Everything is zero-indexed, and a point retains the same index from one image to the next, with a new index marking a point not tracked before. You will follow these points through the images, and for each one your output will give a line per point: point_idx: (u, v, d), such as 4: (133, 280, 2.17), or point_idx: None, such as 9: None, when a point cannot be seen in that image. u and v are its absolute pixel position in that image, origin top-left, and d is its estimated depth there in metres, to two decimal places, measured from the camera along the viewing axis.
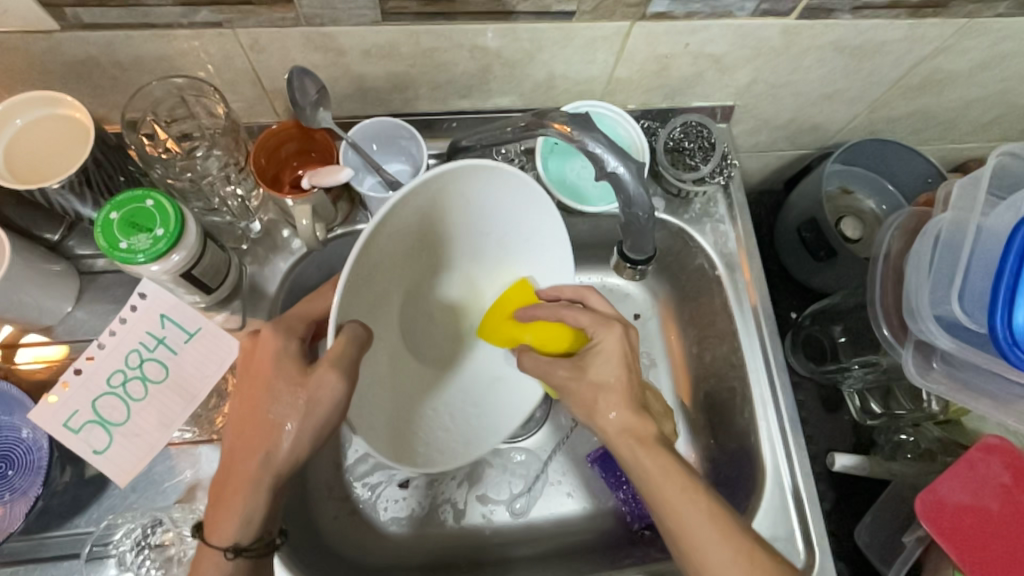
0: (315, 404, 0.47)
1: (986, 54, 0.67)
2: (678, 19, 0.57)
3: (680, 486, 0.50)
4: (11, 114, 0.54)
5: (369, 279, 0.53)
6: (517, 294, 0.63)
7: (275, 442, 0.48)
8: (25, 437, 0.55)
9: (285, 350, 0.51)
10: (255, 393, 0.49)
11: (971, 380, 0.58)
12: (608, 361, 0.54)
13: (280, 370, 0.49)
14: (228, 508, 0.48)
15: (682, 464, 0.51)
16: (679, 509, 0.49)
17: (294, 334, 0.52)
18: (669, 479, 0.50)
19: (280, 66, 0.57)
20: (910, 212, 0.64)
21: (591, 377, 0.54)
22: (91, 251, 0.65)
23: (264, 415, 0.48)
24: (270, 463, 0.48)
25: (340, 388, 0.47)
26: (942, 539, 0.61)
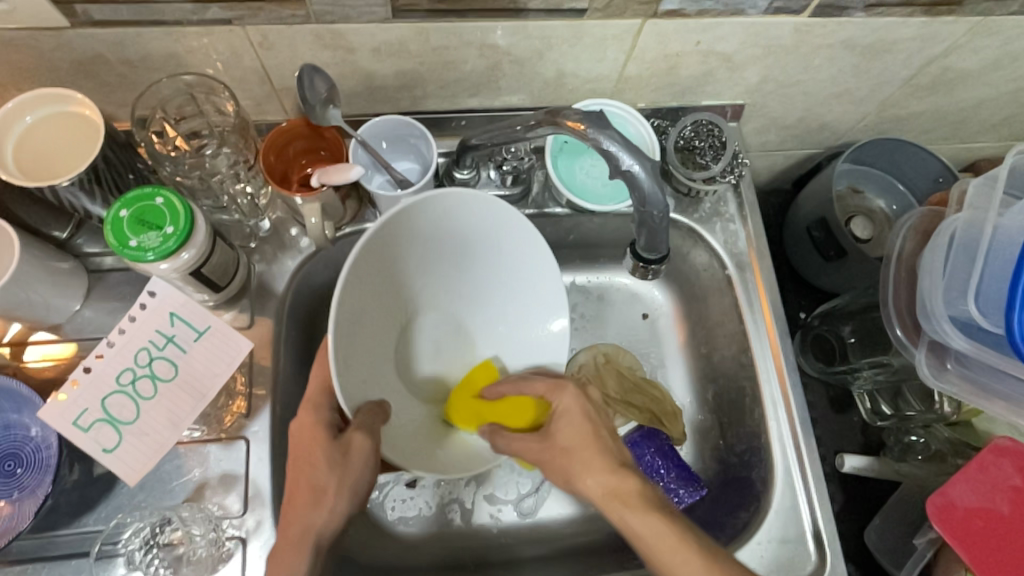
0: (352, 473, 0.52)
1: (999, 52, 0.67)
2: (690, 17, 0.57)
3: (665, 539, 0.48)
4: (22, 111, 0.53)
5: (362, 299, 0.57)
6: (480, 376, 0.64)
7: (315, 513, 0.51)
8: (34, 435, 0.55)
9: (319, 421, 0.53)
10: (295, 468, 0.52)
11: (986, 381, 0.57)
12: (570, 423, 0.54)
13: (312, 444, 0.52)
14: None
15: (662, 506, 0.50)
16: (670, 559, 0.48)
17: (325, 407, 0.54)
18: (651, 531, 0.49)
19: (290, 63, 0.57)
20: (923, 211, 0.63)
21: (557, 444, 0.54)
22: (100, 249, 0.65)
23: (304, 488, 0.51)
24: (310, 535, 0.50)
25: (370, 451, 0.52)
26: (953, 541, 0.61)
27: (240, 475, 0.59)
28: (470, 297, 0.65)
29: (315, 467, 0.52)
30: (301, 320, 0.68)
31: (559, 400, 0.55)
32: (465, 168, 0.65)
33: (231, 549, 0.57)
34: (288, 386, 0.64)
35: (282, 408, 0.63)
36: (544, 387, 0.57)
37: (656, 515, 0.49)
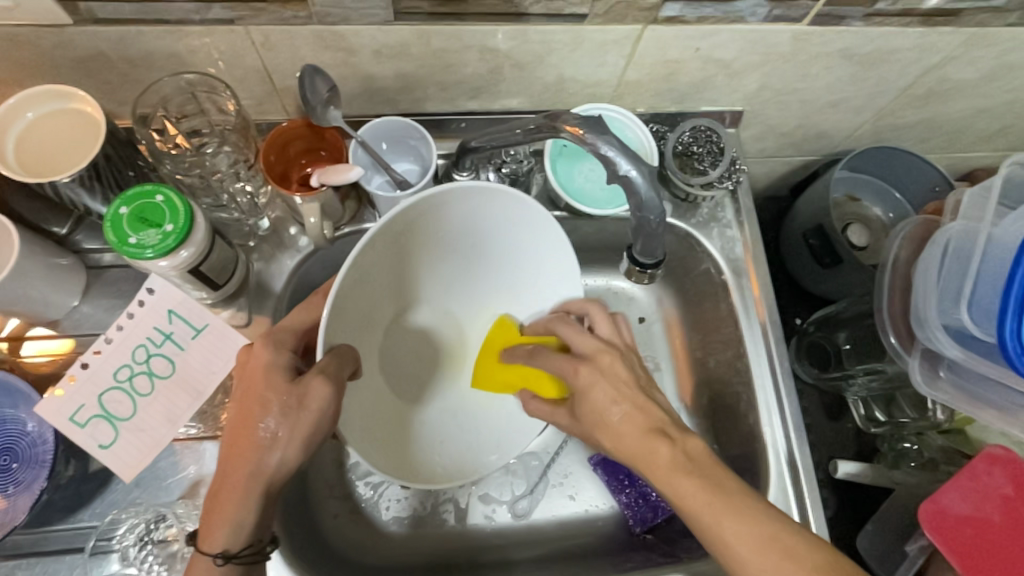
0: (305, 422, 0.48)
1: (996, 63, 0.67)
2: (689, 24, 0.57)
3: (704, 499, 0.45)
4: (23, 107, 0.53)
5: (364, 287, 0.58)
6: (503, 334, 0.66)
7: (264, 454, 0.48)
8: (31, 431, 0.56)
9: (277, 363, 0.50)
10: (245, 407, 0.49)
11: (977, 389, 0.58)
12: (615, 378, 0.53)
13: (267, 381, 0.49)
14: (215, 517, 0.47)
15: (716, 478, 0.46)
16: (712, 522, 0.45)
17: (285, 346, 0.52)
18: (693, 489, 0.46)
19: (291, 63, 0.57)
20: (917, 220, 0.64)
21: (590, 400, 0.53)
22: (98, 246, 0.65)
23: (252, 429, 0.48)
24: (259, 476, 0.48)
25: (330, 397, 0.49)
26: (944, 549, 0.61)
27: None
28: (466, 285, 0.67)
29: (267, 407, 0.49)
30: None
31: (601, 360, 0.54)
32: (465, 171, 0.65)
33: None
34: None
35: None
36: (564, 362, 0.56)
37: (699, 478, 0.46)
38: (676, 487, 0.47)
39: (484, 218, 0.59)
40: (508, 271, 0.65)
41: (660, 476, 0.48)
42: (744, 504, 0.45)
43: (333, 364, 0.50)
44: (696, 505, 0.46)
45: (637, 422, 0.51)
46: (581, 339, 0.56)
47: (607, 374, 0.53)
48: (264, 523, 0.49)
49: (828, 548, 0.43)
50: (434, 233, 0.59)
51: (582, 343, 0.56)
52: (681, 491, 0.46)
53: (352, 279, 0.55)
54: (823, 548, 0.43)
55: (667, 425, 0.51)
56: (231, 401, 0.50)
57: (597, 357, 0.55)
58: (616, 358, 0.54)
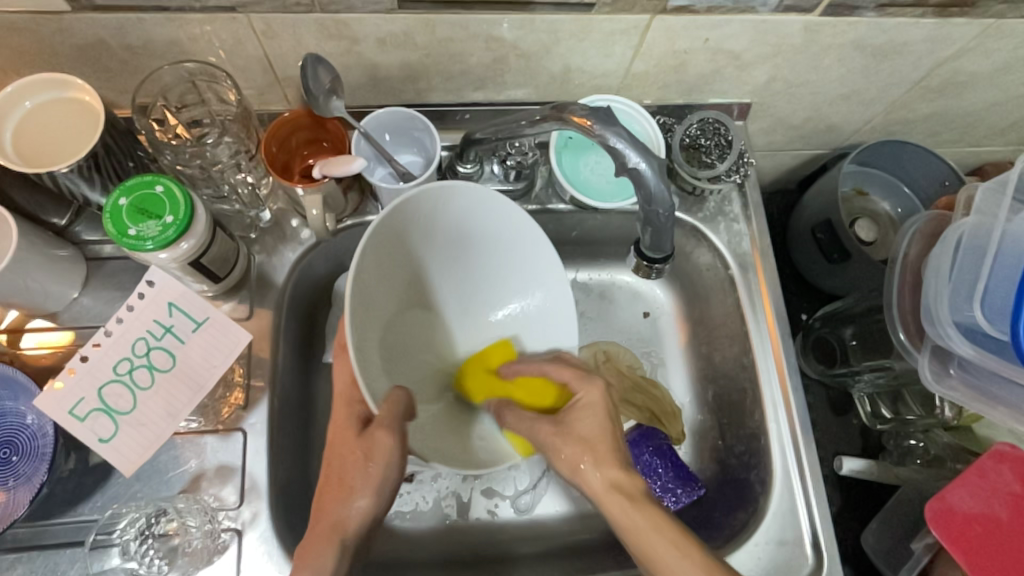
0: (375, 473, 0.52)
1: (1011, 55, 0.66)
2: (699, 13, 0.56)
3: (648, 528, 0.51)
4: (21, 96, 0.53)
5: (376, 286, 0.56)
6: (497, 351, 0.63)
7: (350, 505, 0.52)
8: (30, 423, 0.55)
9: (351, 418, 0.54)
10: (334, 467, 0.53)
11: (988, 387, 0.57)
12: (593, 418, 0.55)
13: (346, 438, 0.53)
14: (301, 571, 0.49)
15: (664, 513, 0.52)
16: (658, 558, 0.50)
17: (356, 401, 0.54)
18: (664, 547, 0.50)
19: (294, 52, 0.56)
20: (928, 215, 0.63)
21: (576, 433, 0.55)
22: (98, 237, 0.64)
23: (343, 486, 0.52)
24: (342, 528, 0.52)
25: (396, 447, 0.51)
26: (950, 546, 0.61)
27: (237, 468, 0.59)
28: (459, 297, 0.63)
29: (350, 463, 0.52)
30: (299, 313, 0.68)
31: (586, 393, 0.56)
32: (469, 163, 0.64)
33: (226, 541, 0.57)
34: (286, 378, 0.64)
35: (280, 399, 0.63)
36: (570, 375, 0.57)
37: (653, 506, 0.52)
38: (643, 543, 0.51)
39: (473, 212, 0.58)
40: (513, 273, 0.63)
41: (630, 529, 0.51)
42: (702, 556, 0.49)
43: (389, 415, 0.51)
44: (651, 542, 0.50)
45: (602, 477, 0.53)
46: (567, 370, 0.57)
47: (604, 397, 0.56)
48: (349, 572, 0.52)
49: None
50: (429, 233, 0.58)
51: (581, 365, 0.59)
52: (634, 528, 0.51)
53: (362, 269, 0.54)
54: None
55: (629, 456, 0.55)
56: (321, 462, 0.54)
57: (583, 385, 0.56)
58: (599, 389, 0.56)
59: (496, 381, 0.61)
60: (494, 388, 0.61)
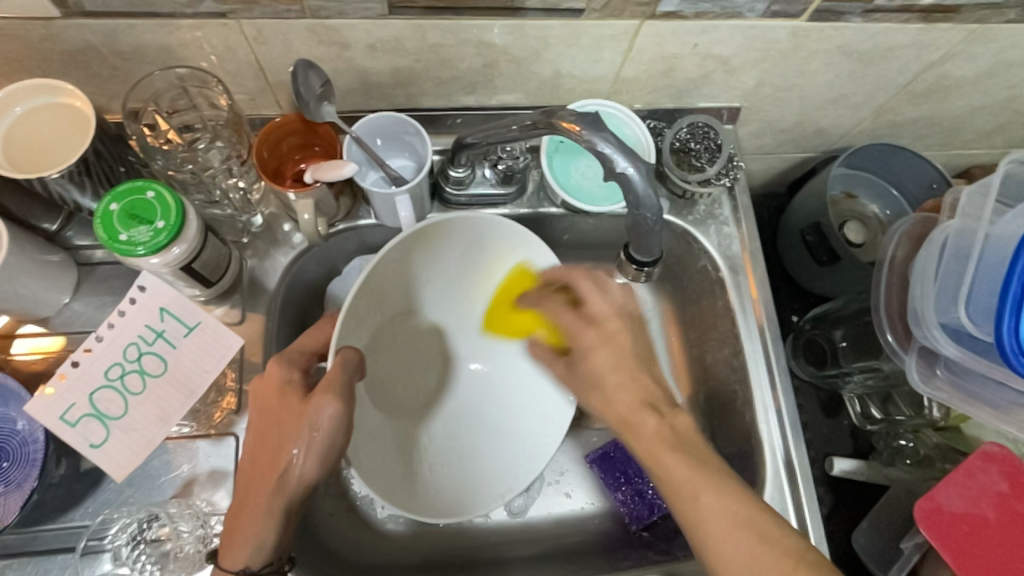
0: (318, 439, 0.49)
1: (995, 60, 0.67)
2: (687, 19, 0.56)
3: (686, 473, 0.49)
4: (11, 102, 0.53)
5: (380, 294, 0.63)
6: (521, 281, 0.66)
7: (289, 468, 0.50)
8: (21, 429, 0.55)
9: (290, 381, 0.52)
10: (268, 433, 0.51)
11: (973, 387, 0.58)
12: (614, 356, 0.56)
13: (283, 401, 0.51)
14: (242, 538, 0.50)
15: (700, 453, 0.50)
16: (691, 496, 0.48)
17: (296, 364, 0.53)
18: (677, 465, 0.49)
19: (285, 57, 0.57)
20: (914, 218, 0.63)
21: (591, 360, 0.57)
22: (90, 242, 0.64)
23: (279, 450, 0.50)
24: (284, 492, 0.50)
25: (340, 412, 0.50)
26: (940, 546, 0.62)
27: (228, 472, 0.59)
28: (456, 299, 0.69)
29: (288, 426, 0.50)
30: (291, 316, 0.68)
31: (613, 330, 0.57)
32: (460, 166, 0.65)
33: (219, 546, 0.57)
34: None
35: None
36: (573, 319, 0.59)
37: (682, 453, 0.50)
38: (680, 486, 0.49)
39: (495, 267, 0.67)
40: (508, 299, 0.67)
41: (644, 452, 0.52)
42: (714, 470, 0.49)
43: (338, 379, 0.50)
44: (681, 477, 0.49)
45: (631, 399, 0.54)
46: (598, 300, 0.58)
47: (613, 342, 0.57)
48: (290, 535, 0.52)
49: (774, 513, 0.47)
50: (445, 261, 0.65)
51: (594, 304, 0.58)
52: (669, 467, 0.50)
53: (373, 275, 0.60)
54: (777, 519, 0.46)
55: (659, 399, 0.54)
56: (247, 432, 0.52)
57: (608, 322, 0.57)
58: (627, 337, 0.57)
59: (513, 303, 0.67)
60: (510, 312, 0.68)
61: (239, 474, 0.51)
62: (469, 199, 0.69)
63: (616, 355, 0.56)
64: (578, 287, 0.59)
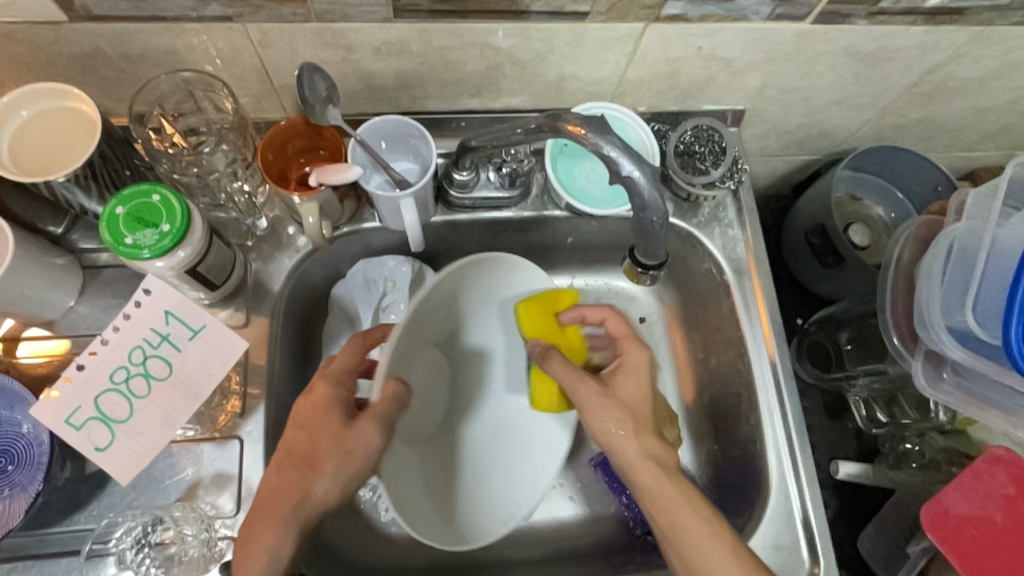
0: (354, 462, 0.52)
1: (1001, 62, 0.67)
2: (692, 21, 0.56)
3: (689, 519, 0.53)
4: (18, 105, 0.53)
5: (421, 326, 0.59)
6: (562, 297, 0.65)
7: (312, 486, 0.52)
8: (26, 432, 0.55)
9: (336, 400, 0.55)
10: (302, 448, 0.53)
11: (980, 390, 0.57)
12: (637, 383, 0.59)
13: (324, 421, 0.54)
14: (255, 550, 0.51)
15: (696, 495, 0.55)
16: (694, 543, 0.52)
17: (344, 384, 0.56)
18: (677, 501, 0.54)
19: (290, 61, 0.57)
20: (919, 220, 0.63)
21: (619, 395, 0.57)
22: (94, 245, 0.64)
23: (311, 467, 0.52)
24: (301, 509, 0.52)
25: (381, 438, 0.52)
26: (948, 551, 0.61)
27: (233, 475, 0.59)
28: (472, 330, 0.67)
29: (327, 445, 0.53)
30: (294, 319, 0.68)
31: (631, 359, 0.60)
32: (465, 169, 0.65)
33: (223, 549, 0.56)
34: (282, 385, 0.64)
35: (278, 408, 0.63)
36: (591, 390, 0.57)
37: (680, 490, 0.54)
38: (678, 526, 0.53)
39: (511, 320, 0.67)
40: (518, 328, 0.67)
41: (648, 486, 0.55)
42: (707, 512, 0.54)
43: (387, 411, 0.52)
44: (684, 522, 0.53)
45: (636, 451, 0.55)
46: (631, 385, 0.58)
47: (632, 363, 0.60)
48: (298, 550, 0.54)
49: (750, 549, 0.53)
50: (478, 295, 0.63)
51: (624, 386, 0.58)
52: (672, 505, 0.54)
53: (420, 311, 0.56)
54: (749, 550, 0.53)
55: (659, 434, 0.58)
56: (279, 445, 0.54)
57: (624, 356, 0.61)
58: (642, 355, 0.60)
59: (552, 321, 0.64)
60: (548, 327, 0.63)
61: (264, 480, 0.53)
62: (473, 202, 0.69)
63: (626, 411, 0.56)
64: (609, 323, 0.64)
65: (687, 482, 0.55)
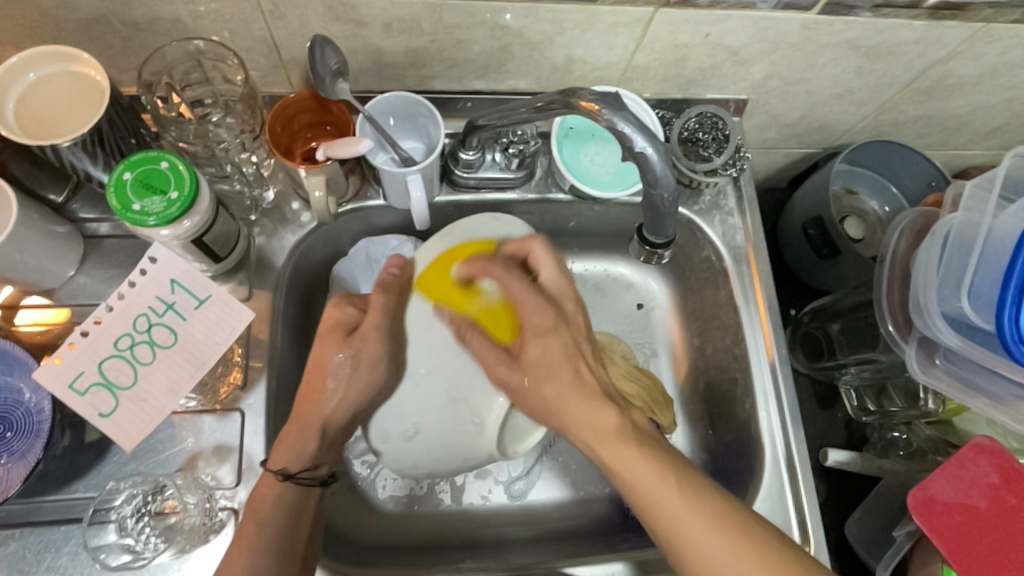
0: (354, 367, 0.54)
1: (998, 60, 0.68)
2: (701, 8, 0.57)
3: (647, 467, 0.49)
4: (25, 67, 0.52)
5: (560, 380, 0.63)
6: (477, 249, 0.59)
7: (339, 354, 0.55)
8: (27, 400, 0.55)
9: (345, 318, 0.56)
10: (317, 364, 0.56)
11: (971, 377, 0.59)
12: (547, 347, 0.54)
13: (334, 330, 0.56)
14: (288, 440, 0.55)
15: (654, 453, 0.50)
16: (658, 497, 0.48)
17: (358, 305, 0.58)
18: (640, 462, 0.50)
19: (300, 34, 0.57)
20: (916, 212, 0.65)
21: (528, 359, 0.54)
22: (95, 215, 0.64)
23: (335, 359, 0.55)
24: (319, 418, 0.55)
25: (381, 322, 0.56)
26: (932, 534, 0.62)
27: (235, 447, 0.59)
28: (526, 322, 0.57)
29: (334, 352, 0.55)
30: (297, 295, 0.68)
31: (541, 320, 0.55)
32: (471, 149, 0.65)
33: (223, 520, 0.56)
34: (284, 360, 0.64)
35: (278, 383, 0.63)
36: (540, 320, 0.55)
37: (647, 449, 0.51)
38: (641, 492, 0.49)
39: (466, 233, 0.60)
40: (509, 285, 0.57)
41: (595, 441, 0.52)
42: (686, 481, 0.49)
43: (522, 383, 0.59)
44: (650, 484, 0.49)
45: (557, 387, 0.54)
46: (536, 314, 0.55)
47: (558, 326, 0.55)
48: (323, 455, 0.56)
49: (775, 533, 0.47)
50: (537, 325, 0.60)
51: (548, 285, 0.58)
52: (636, 472, 0.50)
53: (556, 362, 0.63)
54: (772, 535, 0.47)
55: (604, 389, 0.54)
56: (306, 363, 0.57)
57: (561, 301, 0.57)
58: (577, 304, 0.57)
59: (449, 275, 0.58)
60: (447, 284, 0.58)
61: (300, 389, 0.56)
62: (478, 183, 0.69)
63: (553, 345, 0.54)
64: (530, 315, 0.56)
65: (661, 463, 0.50)
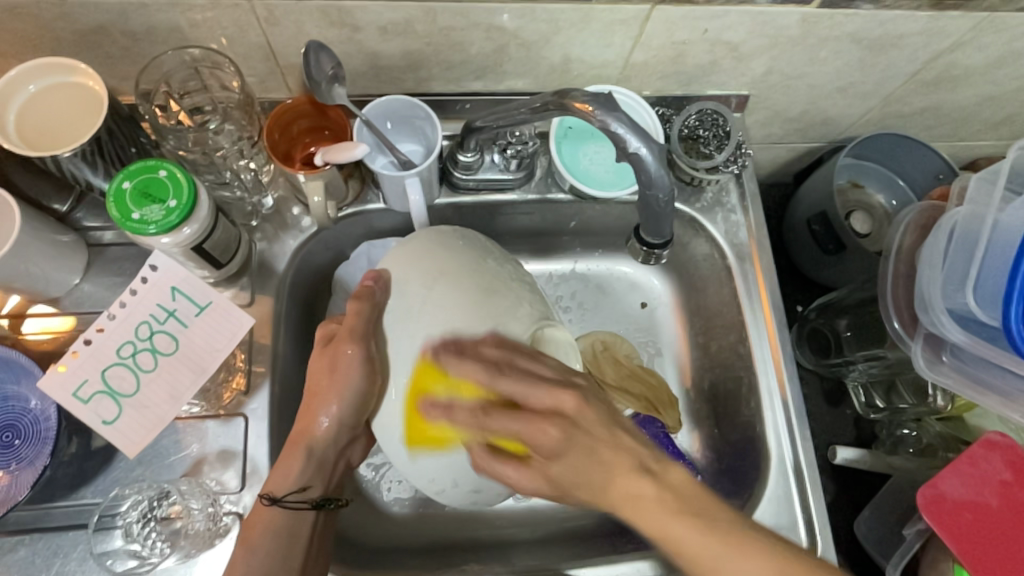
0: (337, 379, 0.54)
1: (1005, 50, 0.67)
2: (698, 3, 0.56)
3: (701, 539, 0.42)
4: (25, 80, 0.53)
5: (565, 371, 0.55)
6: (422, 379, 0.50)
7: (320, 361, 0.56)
8: (33, 407, 0.56)
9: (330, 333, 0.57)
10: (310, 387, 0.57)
11: (978, 374, 0.58)
12: (581, 458, 0.46)
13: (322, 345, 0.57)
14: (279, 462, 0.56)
15: (709, 512, 0.43)
16: (712, 567, 0.42)
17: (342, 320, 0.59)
18: (686, 531, 0.43)
19: (296, 39, 0.57)
20: (922, 206, 0.63)
21: (547, 473, 0.47)
22: (99, 223, 0.64)
23: (319, 366, 0.56)
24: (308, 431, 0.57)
25: (355, 321, 0.53)
26: (942, 534, 0.61)
27: (238, 452, 0.59)
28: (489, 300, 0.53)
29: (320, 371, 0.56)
30: (299, 299, 0.68)
31: (545, 405, 0.46)
32: (469, 151, 0.65)
33: (228, 524, 0.57)
34: (286, 364, 0.65)
35: (281, 387, 0.63)
36: (522, 425, 0.46)
37: (690, 518, 0.43)
38: (686, 553, 0.43)
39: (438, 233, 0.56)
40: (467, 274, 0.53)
41: (641, 519, 0.45)
42: (732, 528, 0.42)
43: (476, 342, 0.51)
44: (695, 548, 0.42)
45: (619, 477, 0.45)
46: (541, 398, 0.47)
47: (574, 413, 0.46)
48: (320, 476, 0.58)
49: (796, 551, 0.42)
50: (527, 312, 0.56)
51: (537, 398, 0.47)
52: (678, 537, 0.43)
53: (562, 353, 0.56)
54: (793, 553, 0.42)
55: (646, 455, 0.46)
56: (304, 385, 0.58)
57: (558, 401, 0.46)
58: (575, 397, 0.47)
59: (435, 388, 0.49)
60: (439, 381, 0.49)
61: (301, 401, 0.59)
62: (477, 184, 0.69)
63: (575, 444, 0.46)
64: (505, 384, 0.47)
65: (708, 518, 0.43)
